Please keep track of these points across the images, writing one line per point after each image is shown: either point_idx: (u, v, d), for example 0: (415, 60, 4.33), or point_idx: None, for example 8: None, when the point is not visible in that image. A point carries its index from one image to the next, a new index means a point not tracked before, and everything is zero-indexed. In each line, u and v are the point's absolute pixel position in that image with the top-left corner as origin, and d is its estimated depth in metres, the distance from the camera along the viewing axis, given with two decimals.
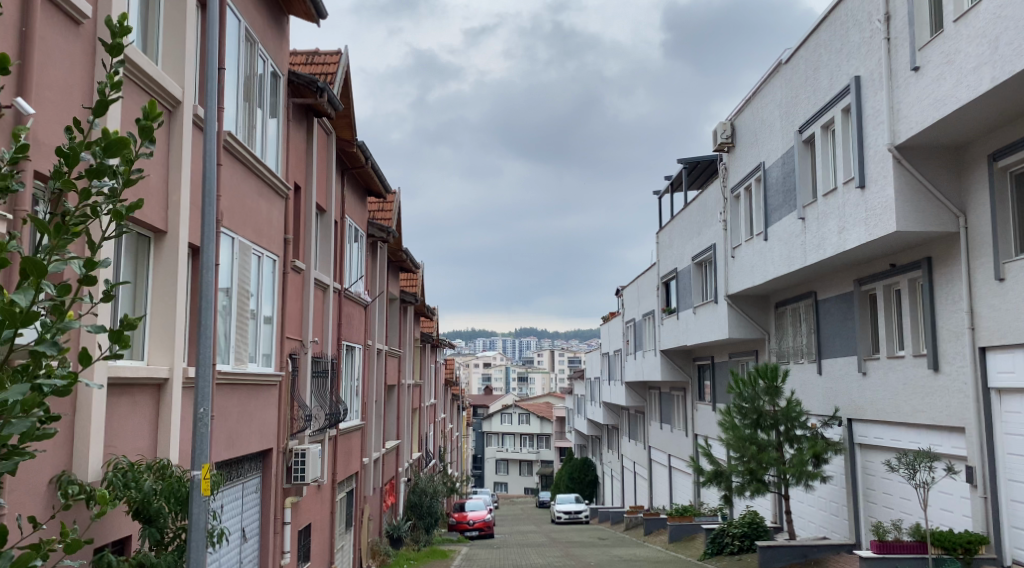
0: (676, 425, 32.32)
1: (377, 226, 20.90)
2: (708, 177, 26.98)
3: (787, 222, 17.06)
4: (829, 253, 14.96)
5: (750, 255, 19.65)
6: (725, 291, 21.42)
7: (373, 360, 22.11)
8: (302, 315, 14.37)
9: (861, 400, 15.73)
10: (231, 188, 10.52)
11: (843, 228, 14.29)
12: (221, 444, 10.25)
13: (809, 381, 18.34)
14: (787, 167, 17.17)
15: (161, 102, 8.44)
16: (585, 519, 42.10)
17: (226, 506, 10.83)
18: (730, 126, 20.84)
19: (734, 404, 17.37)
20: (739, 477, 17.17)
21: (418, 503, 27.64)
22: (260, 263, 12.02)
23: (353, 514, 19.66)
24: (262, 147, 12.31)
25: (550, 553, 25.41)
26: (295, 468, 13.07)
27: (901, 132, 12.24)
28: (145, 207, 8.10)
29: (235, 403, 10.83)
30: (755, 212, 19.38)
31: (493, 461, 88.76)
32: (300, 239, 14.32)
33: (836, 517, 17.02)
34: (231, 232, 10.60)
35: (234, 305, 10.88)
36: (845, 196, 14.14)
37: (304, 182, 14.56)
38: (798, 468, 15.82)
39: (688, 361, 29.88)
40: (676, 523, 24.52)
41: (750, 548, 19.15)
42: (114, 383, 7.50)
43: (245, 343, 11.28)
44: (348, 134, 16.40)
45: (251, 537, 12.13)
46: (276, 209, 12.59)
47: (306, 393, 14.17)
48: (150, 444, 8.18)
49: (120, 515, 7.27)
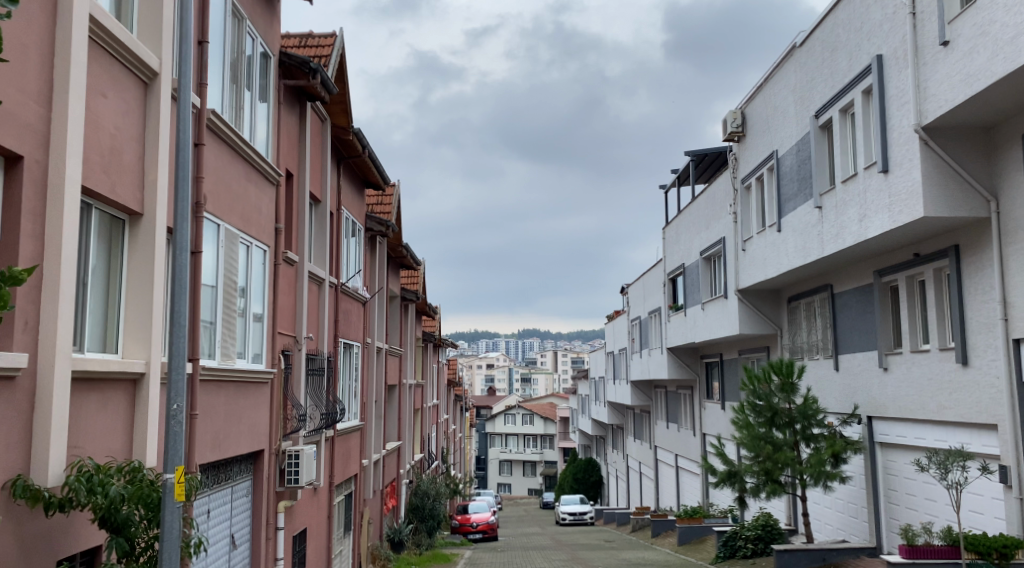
0: (683, 424, 31.67)
1: (377, 219, 20.24)
2: (716, 170, 26.29)
3: (802, 212, 16.36)
4: (849, 243, 14.26)
5: (762, 247, 18.94)
6: (736, 285, 20.73)
7: (372, 358, 21.46)
8: (296, 310, 13.72)
9: (882, 397, 15.05)
10: (215, 171, 9.84)
11: (864, 216, 13.60)
12: (206, 445, 9.58)
13: (824, 377, 17.66)
14: (802, 154, 16.47)
15: (136, 73, 7.74)
16: (589, 521, 41.44)
17: (212, 512, 10.19)
18: (740, 114, 20.15)
19: (747, 402, 16.69)
20: (754, 478, 16.45)
21: (420, 505, 26.97)
22: (249, 253, 11.36)
23: (352, 517, 19.00)
24: (251, 130, 11.62)
25: (556, 556, 24.73)
26: (288, 470, 12.44)
27: (928, 111, 11.54)
28: (118, 185, 7.40)
29: (222, 402, 10.17)
30: (767, 202, 18.68)
31: (497, 461, 88.10)
32: (293, 231, 13.66)
33: (855, 519, 16.34)
34: (216, 218, 9.93)
35: (219, 299, 10.22)
36: (867, 181, 13.46)
37: (297, 170, 13.89)
38: (816, 468, 15.15)
39: (695, 358, 29.23)
40: (686, 525, 23.84)
41: (764, 552, 18.49)
42: (80, 376, 6.81)
43: (233, 337, 10.62)
44: (344, 122, 15.72)
45: (242, 543, 11.47)
46: (266, 197, 11.92)
47: (301, 392, 13.50)
48: (124, 445, 7.49)
49: (86, 524, 6.58)
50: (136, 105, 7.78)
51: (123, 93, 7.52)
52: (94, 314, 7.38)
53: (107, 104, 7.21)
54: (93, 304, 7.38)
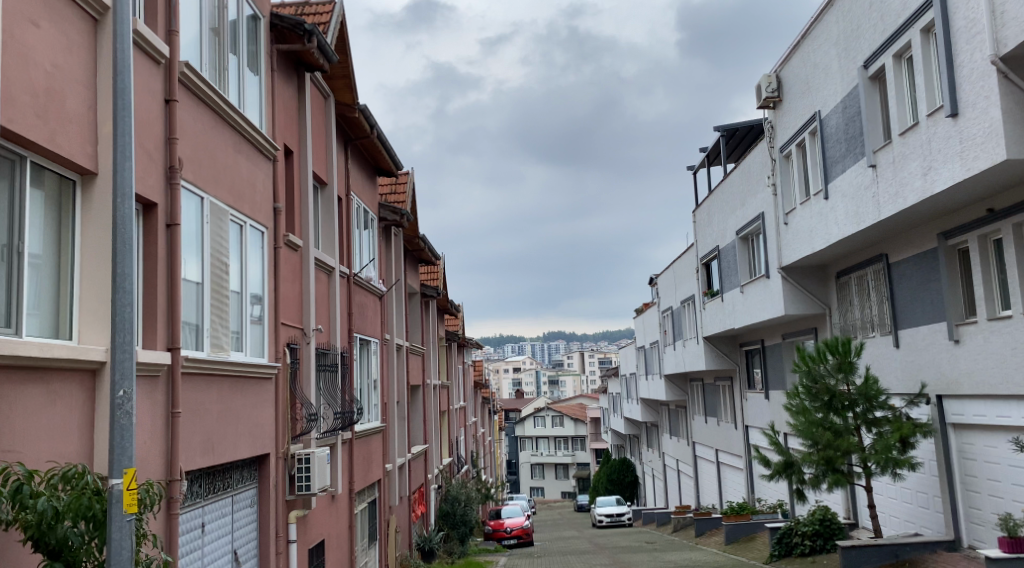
0: (723, 417, 30.23)
1: (390, 208, 18.90)
2: (748, 145, 24.87)
3: (853, 173, 14.89)
4: (911, 201, 12.78)
5: (808, 218, 17.49)
6: (780, 262, 19.30)
7: (392, 358, 20.17)
8: (302, 301, 12.41)
9: (955, 373, 13.61)
10: (193, 134, 8.52)
11: (929, 169, 12.13)
12: (195, 449, 8.32)
13: (883, 356, 16.19)
14: (850, 112, 15.01)
15: (80, 4, 6.44)
16: (628, 522, 39.96)
17: (208, 525, 8.99)
18: (776, 78, 18.67)
19: (801, 385, 15.26)
20: (814, 468, 15.04)
21: (451, 512, 25.71)
22: (242, 233, 10.06)
23: (377, 528, 17.68)
24: (239, 98, 10.34)
25: (596, 560, 23.28)
26: (298, 477, 11.15)
27: (1007, 38, 10.06)
28: (60, 135, 6.12)
29: (216, 400, 8.92)
30: (812, 168, 17.19)
31: (529, 465, 86.84)
32: (296, 213, 12.29)
33: (927, 510, 14.88)
34: (196, 189, 8.64)
35: (207, 285, 8.93)
36: (931, 130, 12.01)
37: (297, 148, 12.56)
38: (883, 454, 13.81)
39: (733, 347, 27.68)
40: (732, 522, 22.37)
41: (824, 549, 17.04)
42: (9, 364, 5.56)
43: (226, 327, 9.35)
44: (348, 98, 14.40)
45: (247, 560, 10.18)
46: (260, 172, 10.61)
47: (311, 391, 12.21)
48: (81, 448, 6.20)
49: (18, 546, 5.23)
50: (83, 44, 6.46)
51: (63, 27, 6.23)
52: (38, 293, 6.14)
53: (38, 36, 5.95)
54: (38, 283, 6.14)
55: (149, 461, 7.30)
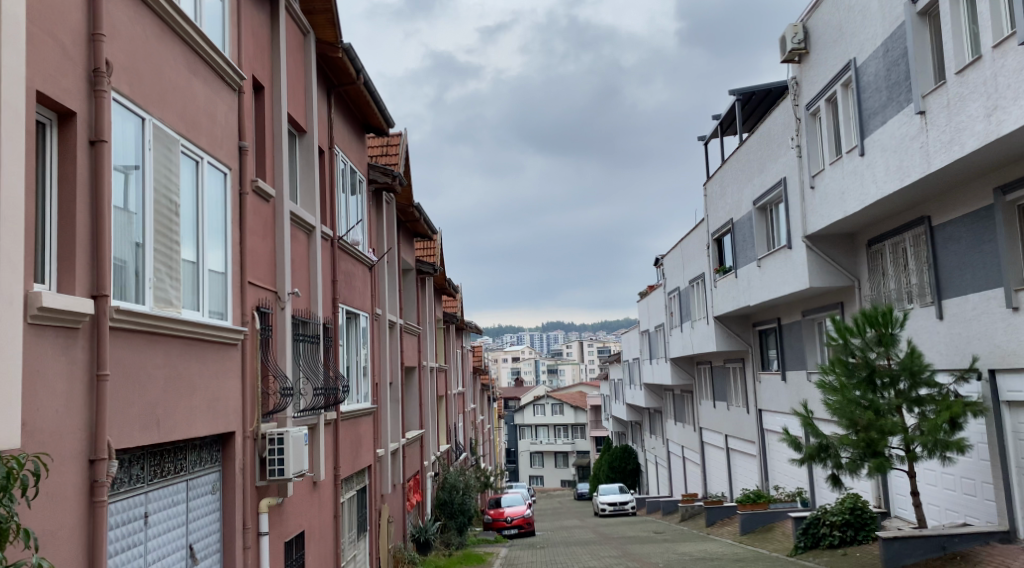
0: (733, 401, 28.78)
1: (380, 170, 17.28)
2: (765, 110, 23.33)
3: (896, 124, 13.35)
4: (969, 148, 11.22)
5: (838, 179, 15.95)
6: (804, 231, 17.79)
7: (384, 335, 18.60)
8: (275, 259, 10.83)
9: (1014, 345, 12.13)
10: (125, 35, 6.94)
11: (994, 108, 10.61)
12: (132, 422, 6.81)
13: (925, 328, 14.67)
14: (892, 56, 13.47)
15: None
16: (631, 512, 38.47)
17: (150, 514, 7.47)
18: (802, 28, 17.09)
19: (837, 359, 13.70)
20: (851, 451, 13.50)
21: (448, 501, 24.25)
22: (198, 171, 8.48)
23: (367, 517, 16.17)
24: (196, 12, 8.76)
25: (605, 551, 21.81)
26: (269, 461, 9.58)
27: None
28: None
29: (160, 365, 7.37)
30: (846, 123, 15.63)
31: (528, 453, 85.51)
32: (267, 157, 10.70)
33: (975, 498, 13.47)
34: (131, 106, 7.09)
35: (147, 228, 7.35)
36: (998, 63, 10.51)
37: (270, 85, 10.97)
38: (931, 436, 12.33)
39: (746, 326, 26.16)
40: (748, 512, 20.94)
41: (855, 540, 15.60)
42: None
43: (175, 281, 7.79)
44: (332, 35, 12.87)
45: (206, 558, 8.65)
46: (221, 103, 9.04)
47: (287, 362, 10.70)
48: None
49: None
50: None
51: None
52: None
53: None
54: None
55: (61, 435, 5.79)
